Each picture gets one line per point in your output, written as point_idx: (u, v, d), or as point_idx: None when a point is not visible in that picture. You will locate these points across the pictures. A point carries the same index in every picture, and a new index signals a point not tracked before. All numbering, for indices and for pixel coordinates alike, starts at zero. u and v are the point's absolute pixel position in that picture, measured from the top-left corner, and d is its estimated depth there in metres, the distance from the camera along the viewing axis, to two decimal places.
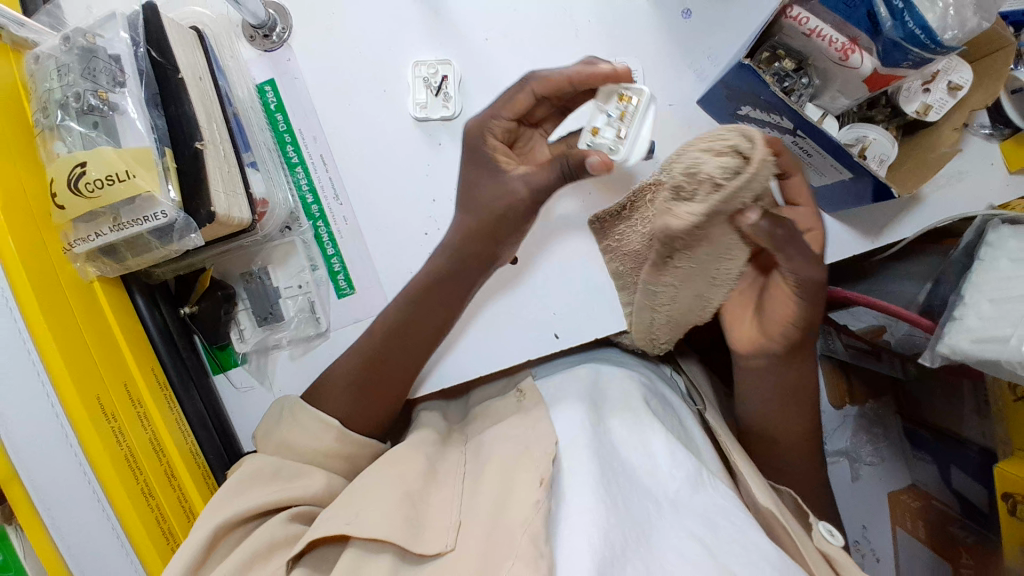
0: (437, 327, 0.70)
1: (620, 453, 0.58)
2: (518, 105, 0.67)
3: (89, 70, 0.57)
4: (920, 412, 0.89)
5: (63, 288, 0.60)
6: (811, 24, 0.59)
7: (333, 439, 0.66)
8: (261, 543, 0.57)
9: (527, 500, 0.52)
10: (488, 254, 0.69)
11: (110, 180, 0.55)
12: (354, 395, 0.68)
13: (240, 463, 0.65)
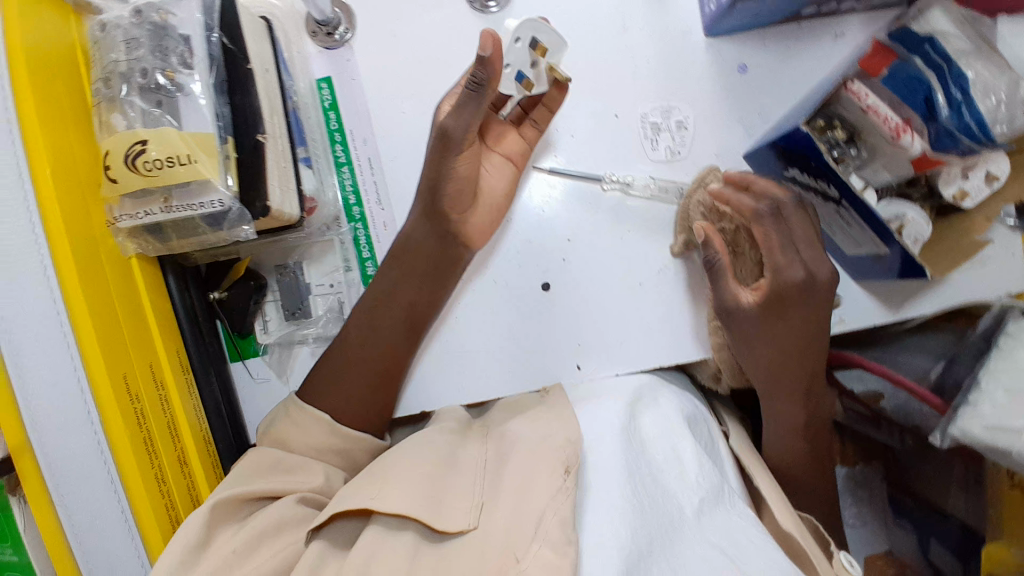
0: (406, 304, 0.73)
1: (647, 456, 0.63)
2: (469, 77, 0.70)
3: (160, 48, 0.56)
4: (905, 479, 0.92)
5: (102, 263, 0.59)
6: (869, 100, 0.61)
7: (325, 432, 0.71)
8: (272, 521, 0.61)
9: (549, 487, 0.57)
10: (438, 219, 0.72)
11: (170, 162, 0.55)
12: (337, 386, 0.72)
13: (252, 453, 0.69)
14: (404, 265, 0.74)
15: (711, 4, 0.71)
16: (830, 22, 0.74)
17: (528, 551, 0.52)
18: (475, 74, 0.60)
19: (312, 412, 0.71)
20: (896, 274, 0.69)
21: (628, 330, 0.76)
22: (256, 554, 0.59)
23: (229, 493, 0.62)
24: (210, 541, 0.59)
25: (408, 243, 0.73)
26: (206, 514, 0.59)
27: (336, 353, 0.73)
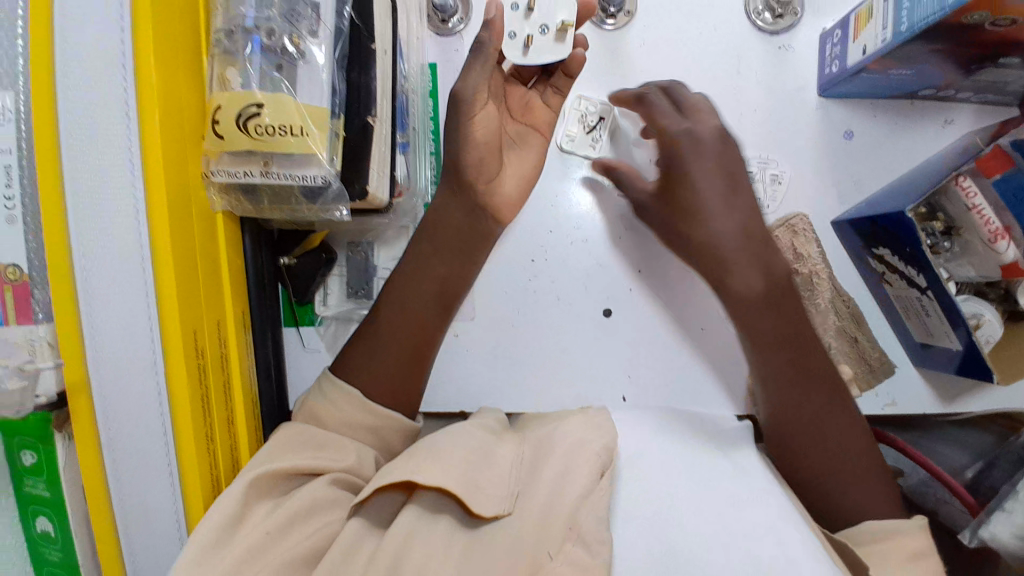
0: (437, 282, 0.67)
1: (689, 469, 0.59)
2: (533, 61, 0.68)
3: (291, 14, 0.55)
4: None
5: (192, 214, 0.58)
6: (976, 200, 0.62)
7: (355, 408, 0.63)
8: (303, 503, 0.53)
9: (588, 477, 0.54)
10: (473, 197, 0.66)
11: (282, 131, 0.54)
12: (365, 356, 0.66)
13: (281, 430, 0.62)
14: (438, 235, 0.68)
15: (833, 66, 0.70)
16: (943, 106, 0.74)
17: (561, 548, 0.49)
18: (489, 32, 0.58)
19: (342, 387, 0.64)
20: (954, 368, 0.69)
21: (675, 371, 0.77)
22: (290, 536, 0.52)
23: (263, 470, 0.55)
24: (245, 521, 0.52)
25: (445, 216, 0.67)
26: (242, 488, 0.53)
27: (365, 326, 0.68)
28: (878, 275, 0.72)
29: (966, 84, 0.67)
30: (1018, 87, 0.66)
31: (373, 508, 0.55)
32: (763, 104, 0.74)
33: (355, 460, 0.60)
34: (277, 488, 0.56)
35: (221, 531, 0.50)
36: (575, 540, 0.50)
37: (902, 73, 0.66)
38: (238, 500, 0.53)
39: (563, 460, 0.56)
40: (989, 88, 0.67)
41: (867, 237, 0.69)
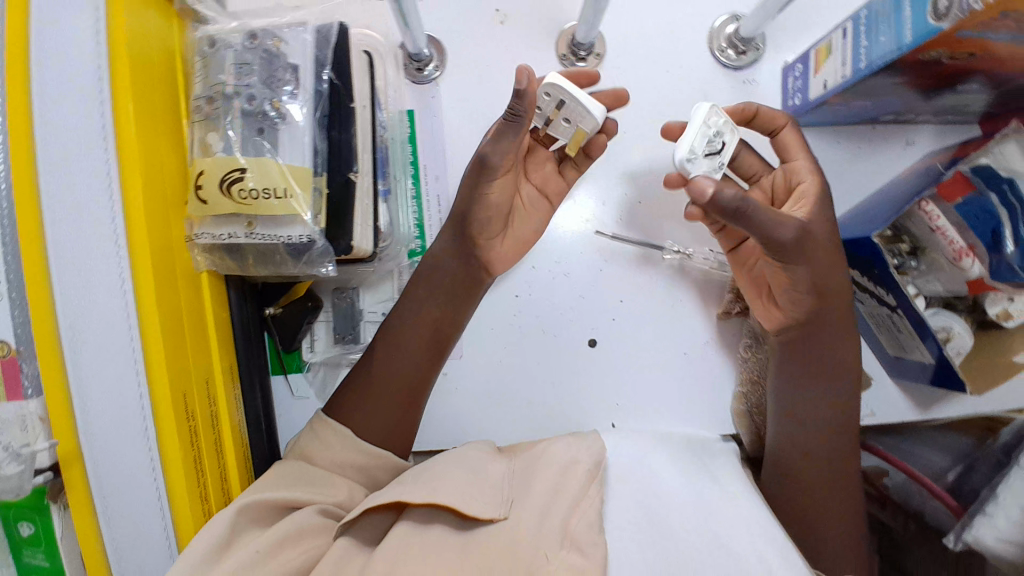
0: (433, 321, 0.71)
1: (674, 501, 0.59)
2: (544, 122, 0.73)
3: (271, 78, 0.56)
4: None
5: (177, 276, 0.58)
6: (939, 222, 0.65)
7: (350, 450, 0.64)
8: (291, 527, 0.53)
9: (569, 513, 0.54)
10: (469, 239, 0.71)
11: (266, 194, 0.55)
12: (360, 400, 0.68)
13: (274, 468, 0.63)
14: (433, 277, 0.72)
15: (796, 99, 0.73)
16: (903, 129, 0.77)
17: (558, 552, 0.50)
18: (514, 107, 0.60)
19: (337, 425, 0.65)
20: (928, 379, 0.71)
21: (664, 397, 0.77)
22: (279, 556, 0.51)
23: (256, 497, 0.55)
24: (234, 547, 0.52)
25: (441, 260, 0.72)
26: (231, 513, 0.53)
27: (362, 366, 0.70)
28: (851, 295, 0.75)
29: (926, 108, 0.71)
30: (979, 106, 0.70)
31: (362, 531, 0.56)
32: None
33: (346, 497, 0.61)
34: (267, 518, 0.56)
35: (212, 550, 0.50)
36: (570, 547, 0.51)
37: (862, 103, 0.69)
38: (228, 524, 0.52)
39: (553, 479, 0.58)
40: (952, 109, 0.71)
41: (839, 257, 0.72)
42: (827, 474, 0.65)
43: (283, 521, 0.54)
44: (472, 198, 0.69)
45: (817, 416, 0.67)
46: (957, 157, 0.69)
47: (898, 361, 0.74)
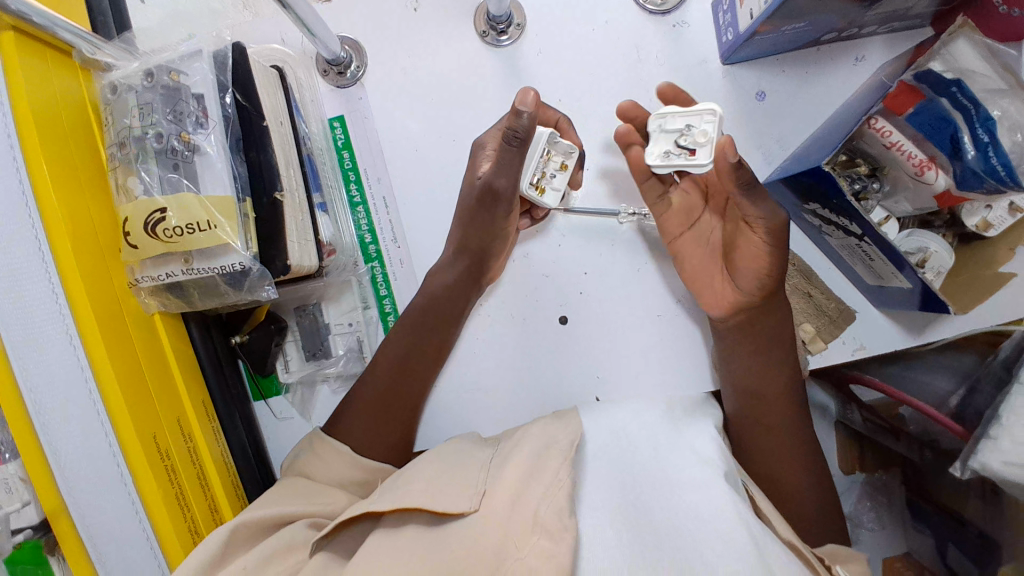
0: (438, 344, 0.72)
1: (651, 481, 0.59)
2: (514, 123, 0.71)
3: (175, 112, 0.56)
4: (925, 486, 0.91)
5: (126, 323, 0.59)
6: (893, 137, 0.62)
7: (348, 468, 0.64)
8: (281, 542, 0.54)
9: (539, 490, 0.54)
10: (478, 270, 0.72)
11: (191, 228, 0.55)
12: (370, 423, 0.67)
13: (277, 486, 0.62)
14: (433, 297, 0.71)
15: (729, 34, 0.70)
16: (850, 45, 0.73)
17: (528, 542, 0.49)
18: (516, 131, 0.60)
19: (336, 443, 0.65)
20: (916, 304, 0.68)
21: (642, 363, 0.76)
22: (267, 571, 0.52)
23: (250, 514, 0.55)
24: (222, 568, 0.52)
25: (444, 276, 0.72)
26: (224, 536, 0.53)
27: (367, 383, 0.70)
28: (817, 228, 0.71)
29: (868, 19, 0.67)
30: (922, 8, 0.65)
31: (340, 544, 0.56)
32: (671, 85, 0.73)
33: (340, 505, 0.61)
34: (256, 538, 0.55)
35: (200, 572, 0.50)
36: (539, 531, 0.50)
37: (796, 26, 0.65)
38: (220, 544, 0.52)
39: (528, 466, 0.57)
40: (895, 16, 0.66)
41: (798, 190, 0.68)
42: (789, 442, 0.68)
43: (274, 536, 0.54)
44: (490, 234, 0.71)
45: (771, 389, 0.68)
46: (907, 64, 0.62)
47: (880, 290, 0.71)
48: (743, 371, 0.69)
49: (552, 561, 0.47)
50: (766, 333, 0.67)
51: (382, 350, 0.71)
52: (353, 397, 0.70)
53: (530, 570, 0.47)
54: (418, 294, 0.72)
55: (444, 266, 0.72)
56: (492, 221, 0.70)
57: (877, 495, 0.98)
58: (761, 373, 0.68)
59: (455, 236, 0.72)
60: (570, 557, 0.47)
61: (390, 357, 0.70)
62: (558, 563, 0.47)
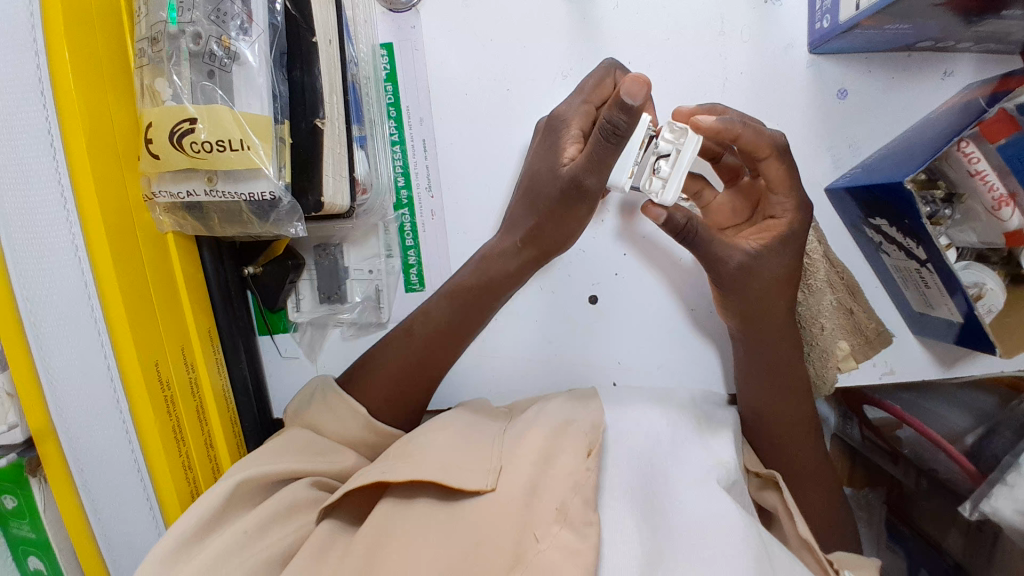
0: (477, 324, 0.66)
1: (666, 482, 0.57)
2: (602, 91, 0.63)
3: (217, 12, 0.50)
4: (909, 510, 0.85)
5: (137, 240, 0.54)
6: (979, 166, 0.58)
7: (360, 427, 0.62)
8: (282, 504, 0.53)
9: (563, 475, 0.53)
10: (546, 254, 0.64)
11: (220, 146, 0.49)
12: (391, 389, 0.64)
13: (281, 436, 0.61)
14: (484, 285, 0.64)
15: (824, 22, 0.64)
16: (942, 57, 0.68)
17: (549, 531, 0.48)
18: (616, 121, 0.48)
19: (351, 402, 0.63)
20: (952, 338, 0.66)
21: (664, 355, 0.74)
22: (268, 536, 0.51)
23: (257, 470, 0.54)
24: (224, 522, 0.52)
25: (494, 264, 0.65)
26: (227, 488, 0.52)
27: (397, 348, 0.65)
28: (875, 245, 0.68)
29: (966, 35, 0.61)
30: (1023, 36, 0.60)
31: (345, 512, 0.56)
32: (749, 68, 0.68)
33: (349, 464, 0.60)
34: (260, 493, 0.55)
35: (200, 527, 0.50)
36: (561, 522, 0.48)
37: (898, 27, 0.60)
38: (224, 498, 0.52)
39: (545, 447, 0.56)
40: (992, 38, 0.62)
41: (863, 204, 0.65)
42: (805, 457, 0.67)
43: (275, 496, 0.53)
44: (562, 229, 0.61)
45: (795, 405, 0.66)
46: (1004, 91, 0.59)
47: (923, 319, 0.69)
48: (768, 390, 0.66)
49: (576, 559, 0.45)
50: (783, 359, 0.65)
51: (421, 318, 0.65)
52: (378, 358, 0.66)
53: (553, 563, 0.45)
54: (467, 266, 0.66)
55: (500, 250, 0.65)
56: (563, 218, 0.60)
57: (857, 509, 0.91)
58: (788, 392, 0.66)
59: (513, 208, 0.66)
60: (595, 554, 0.46)
61: (424, 329, 0.65)
62: (582, 559, 0.45)
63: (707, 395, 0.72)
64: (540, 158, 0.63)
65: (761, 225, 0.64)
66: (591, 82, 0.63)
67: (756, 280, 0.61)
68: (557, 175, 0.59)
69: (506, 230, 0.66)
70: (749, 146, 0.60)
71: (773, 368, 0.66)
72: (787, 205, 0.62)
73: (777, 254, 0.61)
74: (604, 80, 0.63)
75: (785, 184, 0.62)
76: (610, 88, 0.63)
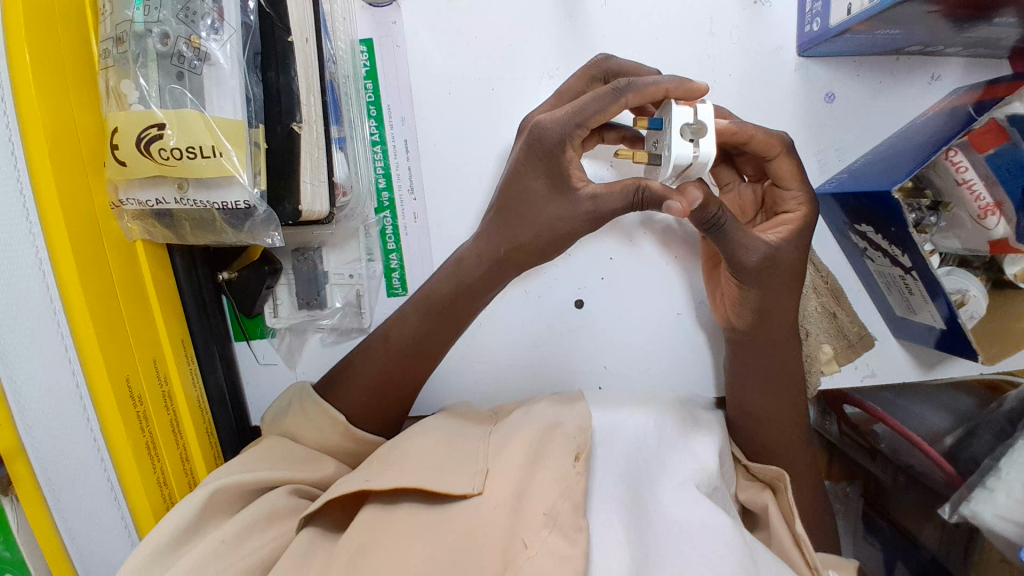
0: (458, 328, 0.64)
1: (656, 488, 0.57)
2: (607, 117, 0.53)
3: (187, 10, 0.47)
4: (886, 503, 0.85)
5: (104, 248, 0.51)
6: (967, 175, 0.58)
7: (338, 434, 0.61)
8: (261, 513, 0.52)
9: (555, 482, 0.52)
10: (530, 258, 0.61)
11: (192, 153, 0.47)
12: (369, 396, 0.62)
13: (258, 443, 0.60)
14: (462, 289, 0.62)
15: (814, 24, 0.63)
16: (929, 61, 0.67)
17: (538, 536, 0.47)
18: (649, 193, 0.51)
19: (329, 409, 0.61)
20: (933, 343, 0.67)
21: (653, 359, 0.74)
22: (246, 545, 0.50)
23: (234, 478, 0.53)
24: (201, 532, 0.51)
25: (469, 270, 0.62)
26: (202, 499, 0.51)
27: (374, 355, 0.63)
28: (859, 250, 0.68)
29: (956, 40, 0.61)
30: (1011, 42, 0.60)
31: (327, 521, 0.54)
32: (738, 70, 0.67)
33: (328, 472, 0.59)
34: (239, 501, 0.54)
35: (176, 537, 0.49)
36: (552, 528, 0.47)
37: (889, 32, 0.59)
38: (198, 509, 0.50)
39: (532, 456, 0.55)
40: (982, 43, 0.61)
41: (848, 210, 0.64)
42: (792, 458, 0.67)
43: (253, 505, 0.52)
44: (539, 221, 0.58)
45: (776, 411, 0.65)
46: (978, 99, 0.61)
47: (906, 324, 0.69)
48: (754, 394, 0.66)
49: (567, 565, 0.45)
50: (780, 359, 0.65)
51: (398, 325, 0.63)
52: (355, 362, 0.64)
53: (541, 568, 0.44)
54: (444, 270, 0.63)
55: (475, 252, 0.62)
56: (543, 213, 0.58)
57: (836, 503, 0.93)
58: (772, 397, 0.65)
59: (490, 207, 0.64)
60: (585, 560, 0.45)
61: (400, 336, 0.62)
62: (573, 565, 0.44)
63: (693, 399, 0.72)
64: (536, 179, 0.58)
65: (776, 219, 0.62)
66: (593, 105, 0.53)
67: (779, 271, 0.59)
68: (574, 206, 0.56)
69: (483, 237, 0.63)
70: (760, 146, 0.61)
71: (761, 373, 0.66)
72: (800, 198, 0.62)
73: (794, 245, 0.60)
74: (610, 105, 0.52)
75: (795, 178, 0.62)
76: (619, 114, 0.53)
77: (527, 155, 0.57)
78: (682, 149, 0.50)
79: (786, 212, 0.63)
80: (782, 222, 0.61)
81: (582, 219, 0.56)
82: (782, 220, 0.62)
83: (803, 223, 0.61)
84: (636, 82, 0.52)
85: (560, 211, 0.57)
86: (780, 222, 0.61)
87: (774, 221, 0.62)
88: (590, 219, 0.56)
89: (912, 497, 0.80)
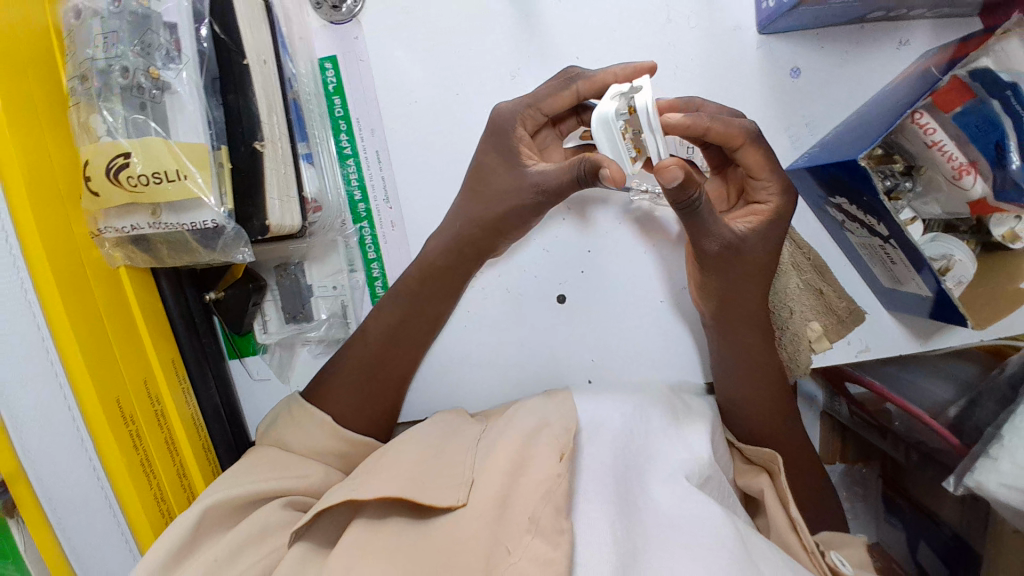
0: (434, 317, 0.69)
1: (646, 482, 0.56)
2: (560, 102, 0.63)
3: (143, 44, 0.50)
4: (903, 481, 0.83)
5: (87, 276, 0.54)
6: (935, 136, 0.56)
7: (327, 437, 0.63)
8: (253, 528, 0.53)
9: (544, 475, 0.52)
10: (487, 247, 0.67)
11: (157, 178, 0.49)
12: (352, 395, 0.65)
13: (253, 453, 0.62)
14: (428, 272, 0.67)
15: (770, 1, 0.63)
16: (896, 26, 0.66)
17: (520, 541, 0.47)
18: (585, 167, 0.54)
19: (315, 411, 0.64)
20: (927, 313, 0.65)
21: (640, 349, 0.73)
22: (239, 563, 0.51)
23: (225, 493, 0.55)
24: (195, 550, 0.52)
25: (433, 252, 0.68)
26: (197, 515, 0.52)
27: (354, 351, 0.67)
28: (839, 223, 0.67)
29: (918, 2, 0.60)
30: None
31: (319, 534, 0.55)
32: (700, 53, 0.67)
33: (319, 481, 0.60)
34: (233, 518, 0.55)
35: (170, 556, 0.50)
36: (534, 532, 0.47)
37: (844, 1, 0.58)
38: (194, 524, 0.52)
39: (515, 453, 0.56)
40: (946, 2, 0.60)
41: (823, 182, 0.64)
42: (783, 441, 0.67)
43: (245, 523, 0.53)
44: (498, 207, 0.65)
45: (760, 392, 0.67)
46: (949, 58, 0.59)
47: (895, 294, 0.68)
48: (742, 374, 0.67)
49: (548, 569, 0.45)
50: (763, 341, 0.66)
51: (373, 319, 0.67)
52: (338, 363, 0.67)
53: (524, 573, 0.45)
54: (413, 264, 0.68)
55: (439, 239, 0.68)
56: (495, 179, 0.66)
57: (853, 487, 0.90)
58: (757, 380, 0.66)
59: (460, 200, 0.68)
60: (568, 562, 0.45)
61: (378, 325, 0.67)
62: (555, 568, 0.45)
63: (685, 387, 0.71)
64: (490, 155, 0.66)
65: (745, 209, 0.65)
66: (546, 91, 0.63)
67: (740, 261, 0.61)
68: (522, 178, 0.64)
69: (448, 219, 0.68)
70: (720, 138, 0.60)
71: (744, 359, 0.67)
72: (771, 189, 0.63)
73: (761, 237, 0.62)
74: (561, 91, 0.62)
75: (765, 167, 0.62)
76: (572, 98, 0.63)
77: (488, 138, 0.66)
78: (606, 107, 0.54)
79: (755, 201, 0.64)
80: (750, 212, 0.64)
81: (529, 193, 0.64)
82: (751, 209, 0.64)
83: (774, 213, 0.62)
84: (585, 74, 0.62)
85: (510, 182, 0.65)
86: (749, 212, 0.63)
87: (743, 211, 0.64)
88: (536, 193, 0.63)
89: (928, 474, 0.78)
